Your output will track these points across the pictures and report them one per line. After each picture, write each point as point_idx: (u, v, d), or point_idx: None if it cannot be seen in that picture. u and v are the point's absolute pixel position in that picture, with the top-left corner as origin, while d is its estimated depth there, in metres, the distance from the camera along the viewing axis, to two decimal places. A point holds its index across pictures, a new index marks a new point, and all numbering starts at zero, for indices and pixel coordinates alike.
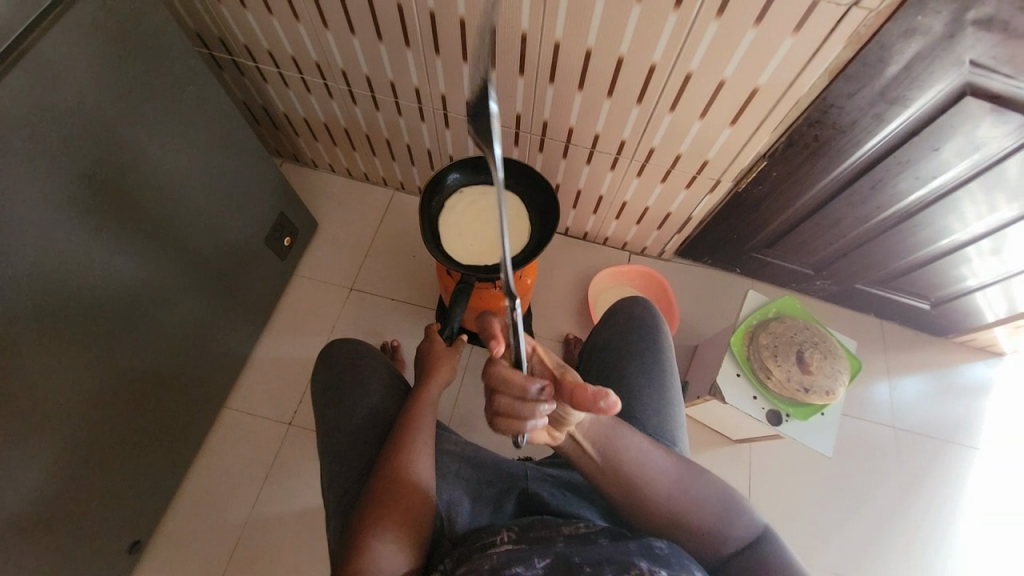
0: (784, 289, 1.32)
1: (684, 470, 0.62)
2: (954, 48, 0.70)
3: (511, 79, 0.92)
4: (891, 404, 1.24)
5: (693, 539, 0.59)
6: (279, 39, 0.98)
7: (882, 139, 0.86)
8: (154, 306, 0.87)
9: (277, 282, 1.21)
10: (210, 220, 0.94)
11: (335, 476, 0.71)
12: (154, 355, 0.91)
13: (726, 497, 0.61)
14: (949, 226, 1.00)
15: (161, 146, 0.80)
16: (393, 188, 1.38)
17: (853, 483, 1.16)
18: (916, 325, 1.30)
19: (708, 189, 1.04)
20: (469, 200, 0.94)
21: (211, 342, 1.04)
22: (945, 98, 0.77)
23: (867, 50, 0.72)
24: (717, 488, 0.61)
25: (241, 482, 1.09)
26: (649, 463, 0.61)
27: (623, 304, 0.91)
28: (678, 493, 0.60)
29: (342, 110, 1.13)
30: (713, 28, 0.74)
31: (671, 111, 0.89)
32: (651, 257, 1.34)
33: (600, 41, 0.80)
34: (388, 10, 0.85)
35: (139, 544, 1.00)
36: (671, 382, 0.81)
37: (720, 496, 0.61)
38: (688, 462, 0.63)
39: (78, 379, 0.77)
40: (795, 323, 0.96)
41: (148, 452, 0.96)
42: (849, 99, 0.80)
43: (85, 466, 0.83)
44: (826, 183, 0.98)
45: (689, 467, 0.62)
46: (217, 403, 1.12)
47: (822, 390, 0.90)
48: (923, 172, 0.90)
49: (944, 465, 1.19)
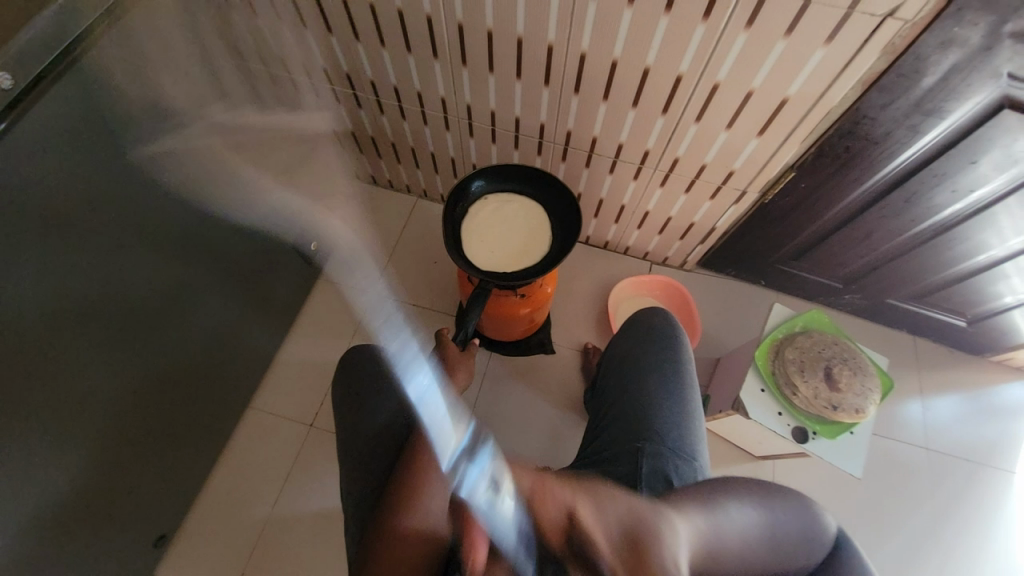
0: (811, 302, 1.29)
1: (765, 507, 0.58)
2: (995, 59, 0.68)
3: (536, 89, 0.93)
4: (923, 425, 1.19)
5: (794, 571, 0.59)
6: (311, 51, 1.01)
7: (917, 151, 0.84)
8: (184, 308, 0.90)
9: (301, 285, 1.24)
10: (240, 225, 0.97)
11: (355, 479, 0.73)
12: (184, 356, 0.93)
13: (801, 511, 0.59)
14: (987, 241, 0.96)
15: (196, 154, 0.83)
16: (416, 194, 1.40)
17: (883, 505, 1.12)
18: (951, 342, 1.25)
19: (733, 200, 1.03)
20: (491, 208, 0.95)
21: (237, 343, 1.07)
22: (984, 110, 0.75)
23: (902, 61, 0.71)
24: (793, 504, 0.60)
25: (262, 482, 1.11)
26: (747, 533, 0.54)
27: (644, 314, 0.90)
28: (775, 537, 0.57)
29: (369, 118, 1.15)
30: (742, 39, 0.73)
31: (697, 121, 0.88)
32: (673, 267, 1.32)
33: (626, 52, 0.80)
34: (417, 23, 0.87)
35: (163, 539, 1.03)
36: (692, 395, 0.80)
37: (800, 515, 0.59)
38: (751, 499, 0.58)
39: (112, 377, 0.80)
40: (823, 338, 0.93)
41: (174, 449, 0.98)
42: (882, 110, 0.79)
43: (116, 460, 0.86)
44: (857, 196, 0.95)
45: (766, 500, 0.58)
46: (241, 403, 1.15)
47: (851, 408, 0.88)
48: (960, 185, 0.87)
49: (981, 491, 1.14)
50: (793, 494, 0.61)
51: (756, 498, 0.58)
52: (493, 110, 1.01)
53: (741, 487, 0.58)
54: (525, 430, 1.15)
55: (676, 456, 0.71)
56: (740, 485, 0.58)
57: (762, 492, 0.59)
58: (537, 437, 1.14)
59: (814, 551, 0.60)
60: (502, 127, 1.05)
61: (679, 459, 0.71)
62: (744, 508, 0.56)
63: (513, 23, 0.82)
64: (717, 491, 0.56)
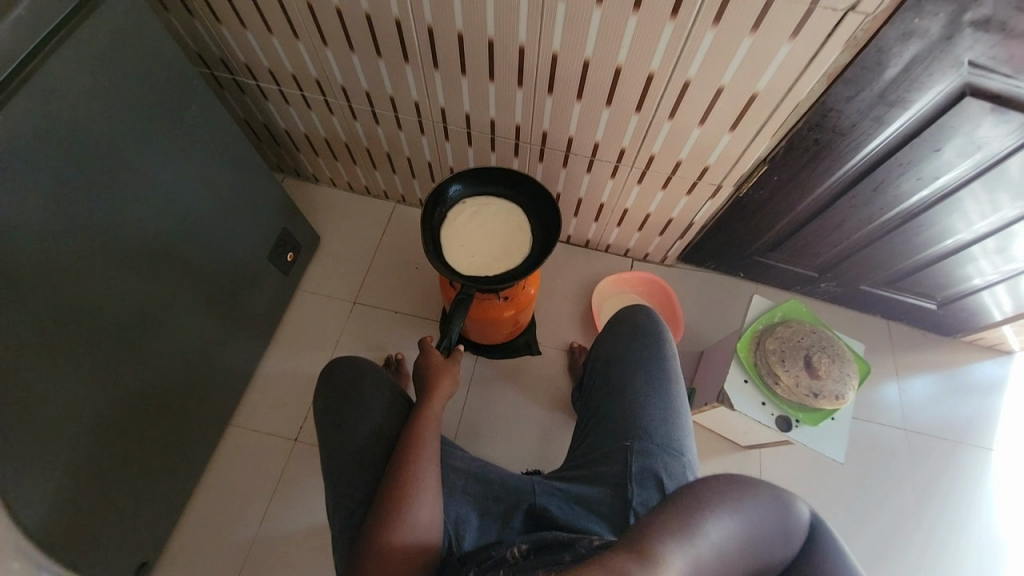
0: (790, 292, 1.31)
1: (741, 514, 0.52)
2: (953, 49, 0.70)
3: (509, 91, 0.93)
4: (901, 406, 1.22)
5: (776, 564, 0.56)
6: (279, 58, 0.99)
7: (884, 140, 0.86)
8: (156, 327, 0.87)
9: (279, 298, 1.22)
10: (212, 239, 0.94)
11: (341, 495, 0.71)
12: (157, 376, 0.90)
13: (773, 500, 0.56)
14: (953, 226, 0.99)
15: (161, 169, 0.80)
16: (394, 200, 1.39)
17: (866, 488, 1.15)
18: (923, 325, 1.29)
19: (709, 194, 1.04)
20: (470, 212, 0.94)
21: (215, 360, 1.04)
22: (945, 99, 0.77)
23: (866, 53, 0.73)
24: (766, 501, 0.56)
25: (248, 501, 1.08)
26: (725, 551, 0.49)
27: (627, 313, 0.91)
28: (753, 538, 0.53)
29: (342, 125, 1.13)
30: (710, 36, 0.74)
31: (671, 118, 0.89)
32: (654, 263, 1.33)
33: (597, 52, 0.80)
34: (386, 27, 0.86)
35: (145, 566, 1.00)
36: (677, 391, 0.80)
37: (774, 510, 0.56)
38: (727, 504, 0.52)
39: (82, 402, 0.77)
40: (801, 327, 0.95)
41: (153, 473, 0.95)
42: (848, 102, 0.80)
43: (91, 489, 0.83)
44: (828, 186, 0.97)
45: (741, 504, 0.53)
46: (222, 421, 1.12)
47: (832, 395, 0.89)
48: (925, 173, 0.90)
49: (957, 467, 1.17)
50: (765, 489, 0.56)
51: (731, 506, 0.52)
52: (468, 112, 1.00)
53: (714, 496, 0.52)
54: (514, 433, 1.14)
55: (665, 452, 0.71)
56: (712, 493, 0.53)
57: (735, 495, 0.53)
58: (527, 439, 1.14)
59: (788, 545, 0.56)
60: (478, 130, 1.04)
61: (668, 455, 0.71)
62: (721, 524, 0.50)
63: (483, 24, 0.81)
64: (692, 508, 0.50)
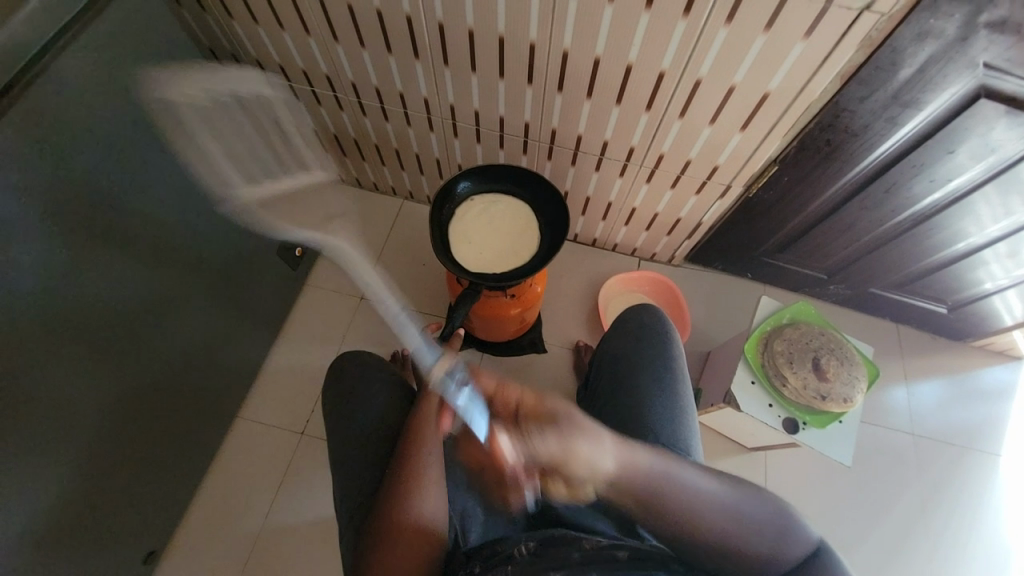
0: (798, 293, 1.31)
1: (734, 489, 0.60)
2: (969, 50, 0.69)
3: (519, 88, 0.92)
4: (909, 410, 1.21)
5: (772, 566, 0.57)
6: (290, 54, 0.99)
7: (896, 142, 0.85)
8: (166, 319, 0.88)
9: (287, 292, 1.22)
10: (222, 233, 0.95)
11: (346, 486, 0.72)
12: (166, 368, 0.91)
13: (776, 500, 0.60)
14: (965, 229, 0.98)
15: (173, 163, 0.81)
16: (402, 197, 1.39)
17: (872, 492, 1.14)
18: (933, 329, 1.28)
19: (718, 194, 1.04)
20: (479, 209, 0.94)
21: (223, 354, 1.05)
22: (958, 102, 0.76)
23: (879, 54, 0.72)
24: (768, 497, 0.61)
25: (254, 493, 1.09)
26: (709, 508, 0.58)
27: (633, 312, 0.90)
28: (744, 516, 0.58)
29: (352, 120, 1.14)
30: (722, 35, 0.73)
31: (681, 117, 0.89)
32: (661, 263, 1.33)
33: (608, 50, 0.80)
34: (397, 23, 0.86)
35: (153, 555, 1.01)
36: (685, 391, 0.80)
37: (776, 508, 0.60)
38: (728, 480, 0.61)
39: (93, 392, 0.78)
40: (810, 328, 0.95)
41: (162, 463, 0.96)
42: (861, 102, 0.80)
43: (101, 478, 0.84)
44: (840, 187, 0.96)
45: (737, 484, 0.61)
46: (230, 413, 1.13)
47: (840, 398, 0.89)
48: (937, 175, 0.89)
49: (966, 473, 1.16)
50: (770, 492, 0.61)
51: (724, 477, 0.61)
52: (477, 109, 1.00)
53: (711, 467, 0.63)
54: None
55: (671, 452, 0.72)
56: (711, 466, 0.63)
57: (734, 478, 0.62)
58: None
59: (788, 548, 0.58)
60: (487, 127, 1.04)
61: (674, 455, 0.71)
62: (709, 479, 0.61)
63: (494, 22, 0.81)
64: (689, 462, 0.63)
